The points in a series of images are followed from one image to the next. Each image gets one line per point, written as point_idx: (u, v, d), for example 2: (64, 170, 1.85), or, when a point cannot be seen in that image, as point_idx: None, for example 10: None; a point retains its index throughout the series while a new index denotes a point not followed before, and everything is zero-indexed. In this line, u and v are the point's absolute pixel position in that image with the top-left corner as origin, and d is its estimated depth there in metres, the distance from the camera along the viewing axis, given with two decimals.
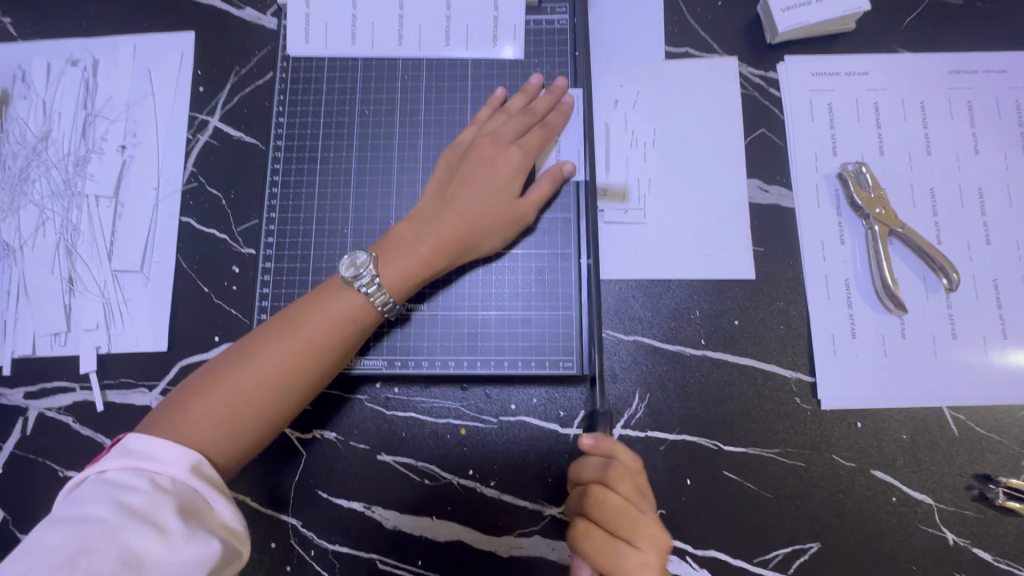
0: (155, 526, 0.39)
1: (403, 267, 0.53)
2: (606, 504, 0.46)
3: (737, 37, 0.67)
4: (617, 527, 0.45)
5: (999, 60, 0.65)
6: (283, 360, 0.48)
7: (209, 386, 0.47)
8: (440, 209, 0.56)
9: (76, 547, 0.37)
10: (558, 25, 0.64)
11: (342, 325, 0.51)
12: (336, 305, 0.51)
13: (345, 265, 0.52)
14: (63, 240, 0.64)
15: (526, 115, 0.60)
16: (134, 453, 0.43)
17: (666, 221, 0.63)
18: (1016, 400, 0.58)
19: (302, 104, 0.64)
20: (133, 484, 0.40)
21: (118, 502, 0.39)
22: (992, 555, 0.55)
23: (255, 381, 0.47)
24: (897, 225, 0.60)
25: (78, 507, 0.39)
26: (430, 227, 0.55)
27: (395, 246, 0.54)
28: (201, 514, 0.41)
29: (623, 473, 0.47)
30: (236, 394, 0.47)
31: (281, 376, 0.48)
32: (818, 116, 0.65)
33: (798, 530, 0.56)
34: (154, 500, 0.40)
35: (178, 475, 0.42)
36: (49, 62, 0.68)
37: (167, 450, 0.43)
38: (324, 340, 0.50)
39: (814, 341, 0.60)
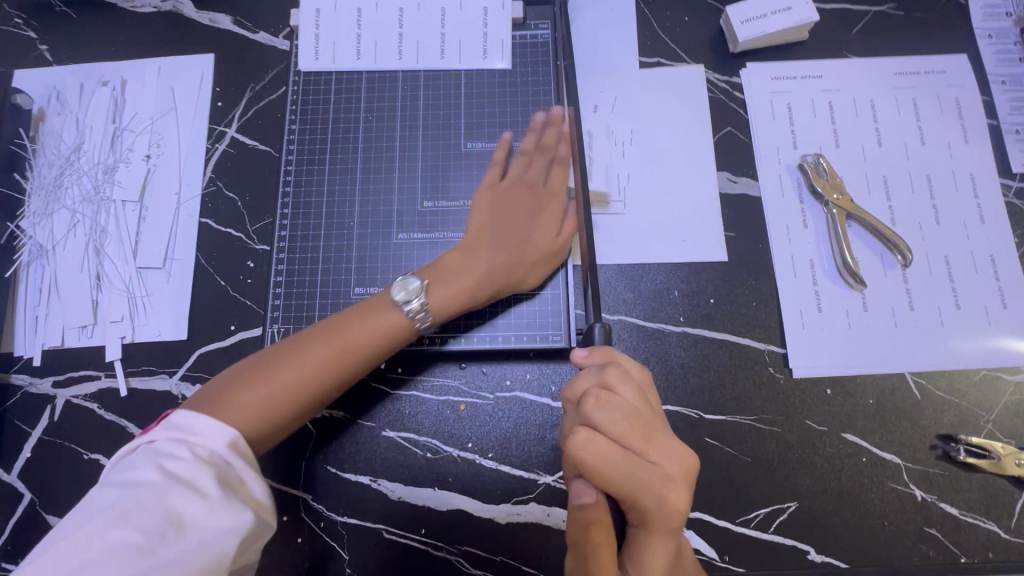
0: (197, 490, 0.42)
1: (450, 295, 0.58)
2: (611, 406, 0.45)
3: (703, 47, 0.74)
4: (624, 433, 0.44)
5: (939, 62, 0.73)
6: (326, 362, 0.53)
7: (255, 381, 0.51)
8: (486, 245, 0.61)
9: (128, 506, 0.41)
10: (541, 39, 0.72)
11: (382, 339, 0.56)
12: (381, 318, 0.56)
13: (397, 287, 0.57)
14: (92, 240, 0.70)
15: (542, 154, 0.65)
16: (178, 426, 0.46)
17: (644, 211, 0.69)
18: (972, 365, 0.63)
19: (311, 114, 0.71)
20: (174, 453, 0.44)
21: (163, 467, 0.43)
22: (958, 509, 0.59)
23: (302, 379, 0.52)
24: (853, 208, 0.66)
25: (127, 471, 0.43)
26: (476, 260, 0.60)
27: (445, 275, 0.59)
28: (236, 486, 0.45)
29: (625, 376, 0.47)
30: (283, 389, 0.51)
31: (327, 377, 0.53)
32: (778, 114, 0.72)
33: (776, 491, 0.60)
34: (196, 468, 0.43)
35: (216, 449, 0.46)
36: (82, 82, 0.75)
37: (211, 430, 0.46)
38: (365, 352, 0.55)
39: (784, 316, 0.65)
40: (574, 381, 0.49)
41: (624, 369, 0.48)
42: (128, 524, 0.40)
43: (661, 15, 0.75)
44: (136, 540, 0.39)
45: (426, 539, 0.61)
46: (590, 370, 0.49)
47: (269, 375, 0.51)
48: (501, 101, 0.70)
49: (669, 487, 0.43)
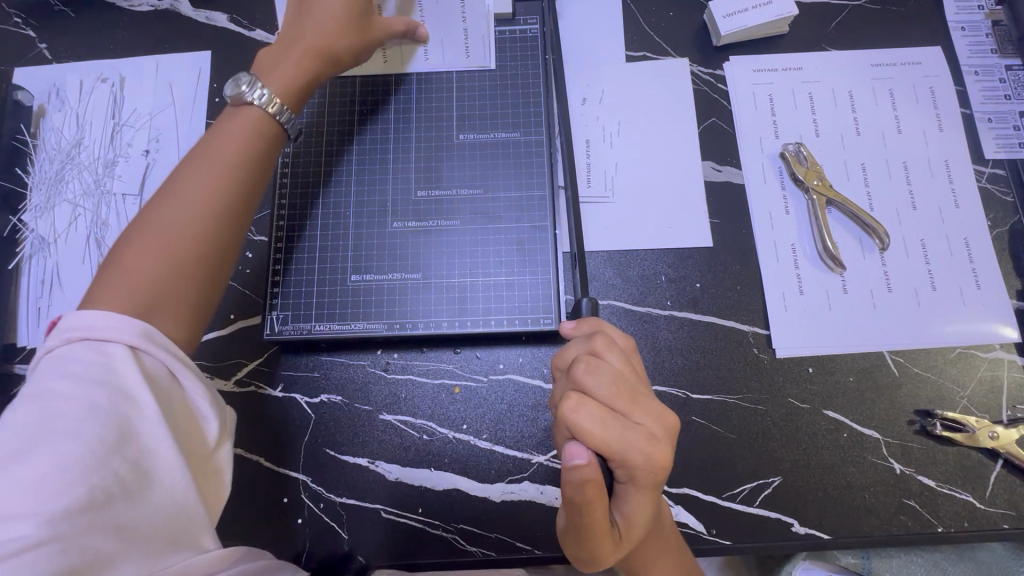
0: (121, 395, 0.41)
1: (288, 71, 0.57)
2: (602, 371, 0.47)
3: (687, 41, 0.77)
4: (614, 396, 0.46)
5: (914, 54, 0.76)
6: (206, 189, 0.50)
7: (130, 242, 0.47)
8: (314, 28, 0.59)
9: (49, 416, 0.39)
10: (529, 34, 0.74)
11: (251, 129, 0.54)
12: (237, 121, 0.54)
13: (231, 87, 0.55)
14: (92, 233, 0.71)
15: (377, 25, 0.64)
16: (71, 326, 0.43)
17: (631, 200, 0.71)
18: (948, 343, 0.65)
19: (307, 107, 0.73)
20: (99, 366, 0.42)
21: (76, 376, 0.41)
22: (935, 482, 0.61)
23: (176, 224, 0.48)
24: (832, 194, 0.69)
25: (35, 386, 0.41)
26: (301, 38, 0.58)
27: (274, 61, 0.58)
28: (163, 386, 0.44)
29: (612, 343, 0.50)
30: (159, 242, 0.47)
31: (213, 193, 0.50)
32: (760, 105, 0.74)
33: (760, 467, 0.62)
34: (115, 369, 0.42)
35: (127, 338, 0.43)
36: (81, 79, 0.77)
37: (117, 323, 0.43)
38: (245, 138, 0.54)
39: (767, 298, 0.67)
40: (565, 352, 0.51)
41: (611, 338, 0.51)
42: (55, 436, 0.39)
43: (647, 11, 0.78)
44: (68, 446, 0.38)
45: (423, 518, 0.62)
46: (579, 340, 0.52)
47: (143, 233, 0.47)
48: (492, 94, 0.72)
49: (655, 446, 0.45)
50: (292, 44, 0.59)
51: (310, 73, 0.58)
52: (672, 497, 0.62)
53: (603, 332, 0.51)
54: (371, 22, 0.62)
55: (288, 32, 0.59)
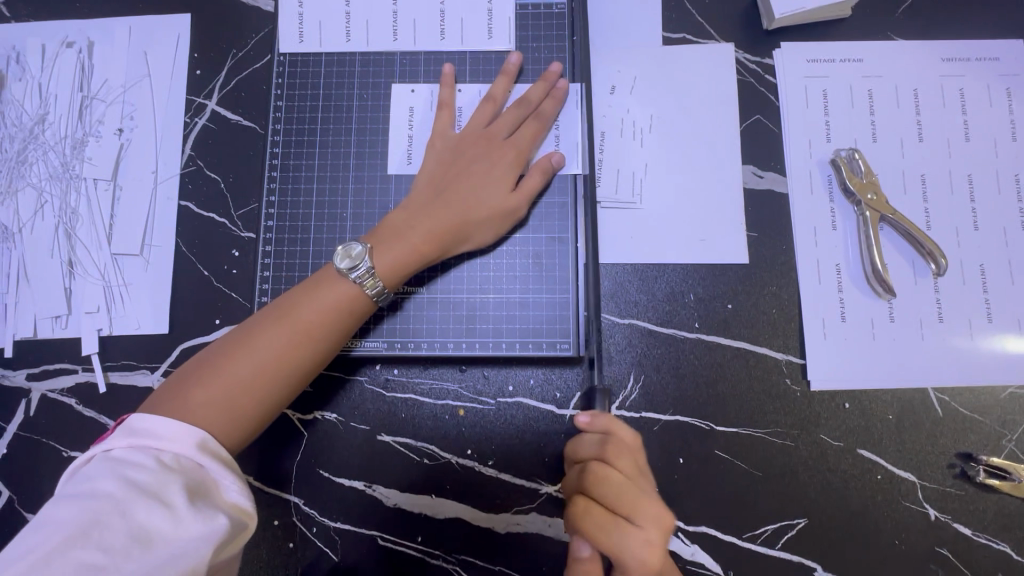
0: (164, 502, 0.40)
1: (401, 255, 0.54)
2: (608, 479, 0.45)
3: (734, 22, 0.67)
4: (616, 503, 0.44)
5: (992, 48, 0.66)
6: (285, 342, 0.50)
7: (206, 374, 0.48)
8: (446, 205, 0.56)
9: (84, 522, 0.38)
10: (555, 9, 0.64)
11: (334, 317, 0.51)
12: (327, 290, 0.52)
13: (340, 256, 0.53)
14: (62, 223, 0.64)
15: (520, 106, 0.60)
16: (137, 432, 0.44)
17: (661, 207, 0.64)
18: (999, 382, 0.60)
19: (300, 88, 0.64)
20: (138, 463, 0.41)
21: (126, 478, 0.40)
22: (971, 530, 0.57)
23: (252, 370, 0.48)
24: (887, 210, 0.61)
25: (85, 484, 0.40)
26: (424, 217, 0.55)
27: (388, 236, 0.54)
28: (207, 492, 0.42)
29: (622, 447, 0.47)
30: (233, 382, 0.48)
31: (288, 353, 0.50)
32: (812, 103, 0.65)
33: (785, 508, 0.58)
34: (163, 477, 0.41)
35: (184, 449, 0.44)
36: (43, 43, 0.68)
37: (174, 434, 0.44)
38: (318, 339, 0.51)
39: (805, 324, 0.61)
40: (576, 447, 0.49)
41: (621, 440, 0.47)
42: (89, 543, 0.37)
43: None
44: (98, 559, 0.37)
45: (422, 547, 0.59)
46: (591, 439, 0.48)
47: (221, 368, 0.48)
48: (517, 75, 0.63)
49: (659, 558, 0.42)
50: (408, 228, 0.55)
51: (424, 258, 0.55)
52: (689, 536, 0.58)
53: (614, 433, 0.47)
54: (471, 138, 0.59)
55: (416, 204, 0.56)
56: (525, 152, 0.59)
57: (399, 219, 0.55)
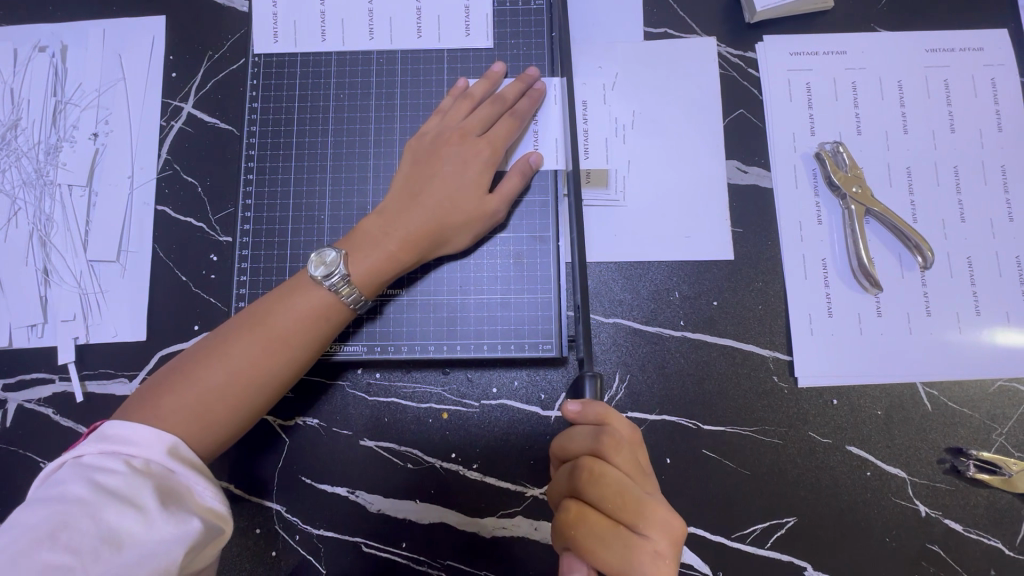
0: (134, 505, 0.39)
1: (379, 260, 0.53)
2: (603, 479, 0.43)
3: (716, 16, 0.66)
4: (617, 507, 0.42)
5: (976, 38, 0.66)
6: (264, 347, 0.49)
7: (181, 380, 0.47)
8: (422, 208, 0.55)
9: (52, 524, 0.37)
10: (534, 5, 0.63)
11: (312, 322, 0.51)
12: (307, 294, 0.51)
13: (315, 262, 0.52)
14: (36, 230, 0.63)
15: (495, 103, 0.59)
16: (107, 438, 0.43)
17: (645, 204, 0.63)
18: (988, 374, 0.59)
19: (276, 89, 0.63)
20: (108, 465, 0.40)
21: (95, 481, 0.39)
22: (962, 526, 0.56)
23: (226, 375, 0.47)
24: (873, 204, 0.60)
25: (54, 487, 0.39)
26: (400, 222, 0.54)
27: (365, 241, 0.54)
28: (180, 496, 0.41)
29: (619, 444, 0.44)
30: (209, 388, 0.47)
31: (263, 358, 0.49)
32: (796, 96, 0.65)
33: (774, 507, 0.57)
34: (134, 481, 0.40)
35: (154, 453, 0.43)
36: (15, 48, 0.67)
37: (144, 439, 0.43)
38: (295, 344, 0.50)
39: (791, 321, 0.60)
40: (567, 443, 0.46)
41: (617, 434, 0.45)
42: (56, 546, 0.36)
43: None
44: (66, 562, 0.36)
45: (408, 553, 0.58)
46: (585, 430, 0.46)
47: (198, 374, 0.47)
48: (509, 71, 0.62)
49: (661, 565, 0.40)
50: (385, 233, 0.54)
51: (401, 264, 0.54)
52: None
53: (610, 426, 0.45)
54: (444, 139, 0.58)
55: (393, 208, 0.55)
56: (502, 150, 0.58)
57: (377, 225, 0.54)
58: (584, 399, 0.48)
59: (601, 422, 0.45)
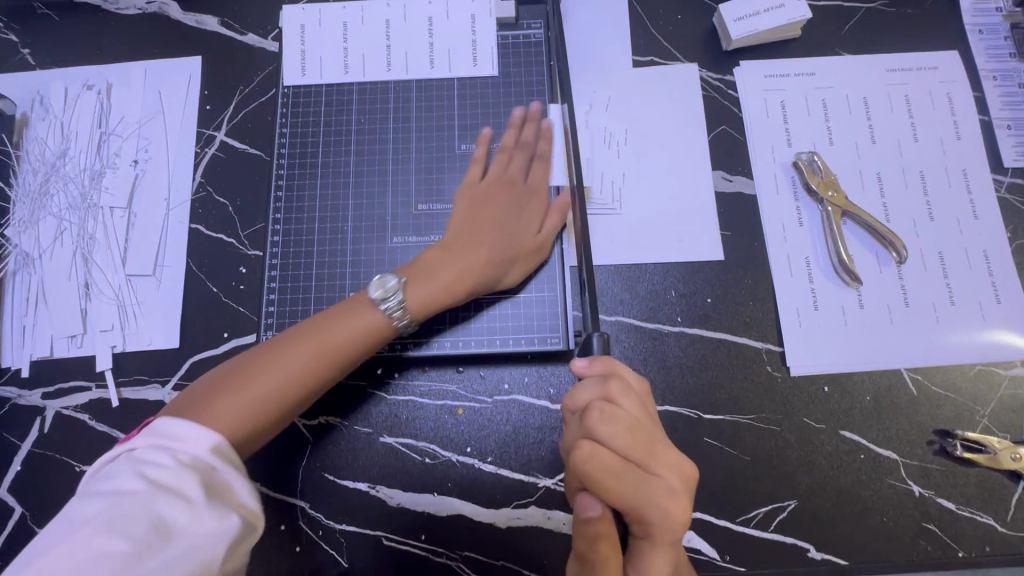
0: (181, 499, 0.42)
1: (432, 291, 0.57)
2: (614, 419, 0.45)
3: (696, 45, 0.74)
4: (630, 447, 0.45)
5: (931, 59, 0.73)
6: (317, 358, 0.53)
7: (239, 383, 0.50)
8: (467, 242, 0.60)
9: (110, 513, 0.40)
10: (533, 39, 0.71)
11: (361, 338, 0.55)
12: (361, 312, 0.55)
13: (374, 285, 0.57)
14: (79, 248, 0.69)
15: (526, 150, 0.65)
16: (160, 432, 0.45)
17: (641, 212, 0.69)
18: (967, 360, 0.63)
19: (303, 117, 0.70)
20: (157, 460, 0.43)
21: (145, 475, 0.42)
22: (955, 504, 0.59)
23: (279, 382, 0.51)
24: (848, 205, 0.66)
25: (109, 480, 0.42)
26: (453, 256, 0.59)
27: (420, 272, 0.58)
28: (222, 493, 0.44)
29: (628, 389, 0.47)
30: (264, 392, 0.51)
31: (314, 368, 0.53)
32: (772, 112, 0.72)
33: (776, 490, 0.60)
34: (180, 474, 0.43)
35: (200, 449, 0.45)
36: (66, 87, 0.74)
37: (195, 437, 0.46)
38: (344, 355, 0.54)
39: (781, 315, 0.65)
40: (574, 393, 0.49)
41: (626, 381, 0.48)
42: (112, 534, 0.39)
43: (654, 13, 0.75)
44: (121, 549, 0.39)
45: (426, 545, 0.60)
46: (591, 380, 0.49)
47: (253, 377, 0.51)
48: (512, 96, 0.70)
49: (674, 498, 0.44)
50: (442, 269, 0.59)
51: (457, 296, 0.59)
52: None
53: (616, 373, 0.48)
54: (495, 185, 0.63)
55: (449, 246, 0.60)
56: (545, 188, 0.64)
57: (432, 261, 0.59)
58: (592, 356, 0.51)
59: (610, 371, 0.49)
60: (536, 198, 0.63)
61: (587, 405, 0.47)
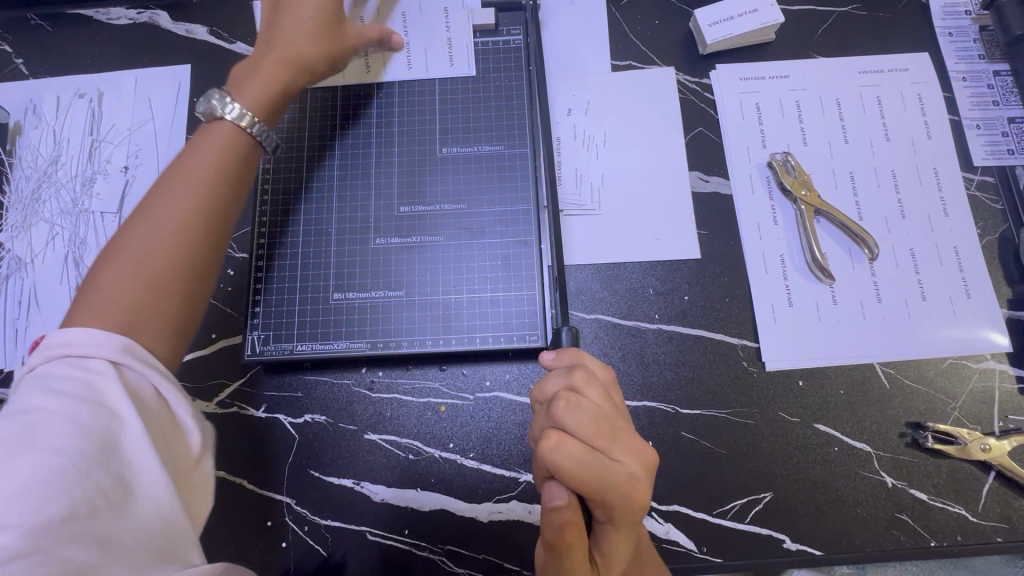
0: (101, 406, 0.40)
1: (262, 84, 0.58)
2: (579, 409, 0.46)
3: (673, 49, 0.76)
4: (594, 435, 0.46)
5: (902, 61, 0.75)
6: (201, 234, 0.49)
7: (117, 269, 0.46)
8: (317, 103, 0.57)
9: (35, 433, 0.38)
10: (513, 44, 0.73)
11: (224, 182, 0.52)
12: (214, 188, 0.51)
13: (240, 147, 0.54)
14: (71, 253, 0.70)
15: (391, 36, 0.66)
16: (57, 347, 0.43)
17: (619, 212, 0.70)
18: (938, 353, 0.64)
19: (287, 121, 0.71)
20: (69, 374, 0.41)
21: (60, 390, 0.40)
22: (926, 495, 0.61)
23: (166, 269, 0.47)
24: (821, 204, 0.68)
25: (20, 402, 0.40)
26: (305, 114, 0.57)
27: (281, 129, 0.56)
28: (147, 401, 0.43)
29: (591, 378, 0.48)
30: (148, 273, 0.46)
31: (202, 252, 0.49)
32: (747, 114, 0.73)
33: (751, 483, 0.62)
34: (100, 379, 0.41)
35: (109, 355, 0.43)
36: (58, 96, 0.76)
37: (98, 341, 0.43)
38: (223, 179, 0.52)
39: (757, 311, 0.67)
40: (543, 385, 0.50)
41: (591, 371, 0.49)
42: (37, 450, 0.38)
43: (632, 20, 0.77)
44: (55, 460, 0.38)
45: (410, 539, 0.61)
46: (559, 372, 0.50)
47: (153, 276, 0.46)
48: (492, 101, 0.71)
49: (636, 485, 0.45)
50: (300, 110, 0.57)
51: (302, 137, 0.55)
52: (662, 514, 0.61)
53: (584, 365, 0.50)
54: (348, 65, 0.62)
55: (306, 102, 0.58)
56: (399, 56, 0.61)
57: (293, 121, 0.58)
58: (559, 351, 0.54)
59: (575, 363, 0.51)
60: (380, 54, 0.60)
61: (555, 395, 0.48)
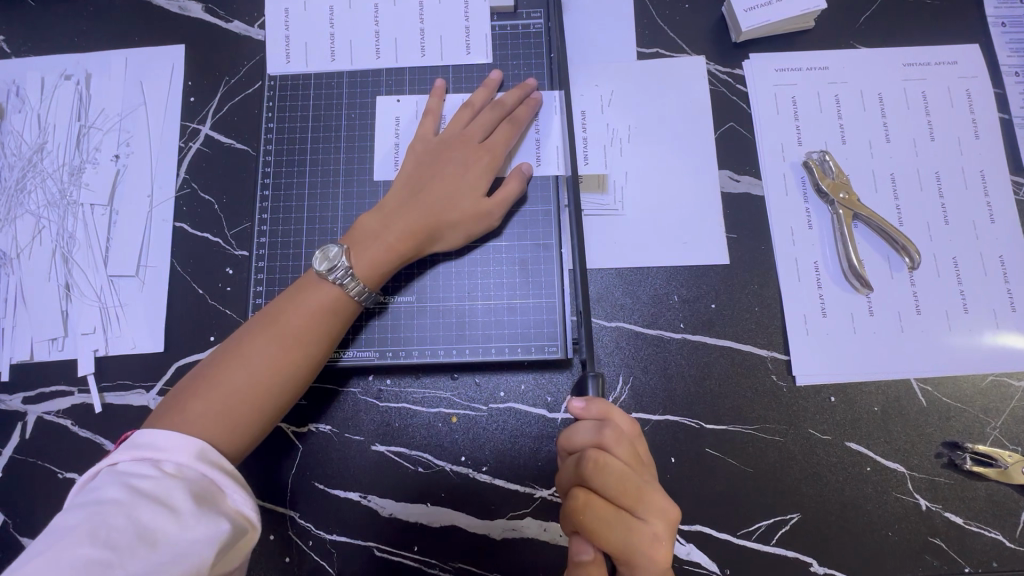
0: (165, 504, 0.40)
1: (378, 254, 0.56)
2: (606, 469, 0.44)
3: (704, 37, 0.70)
4: (620, 495, 0.44)
5: (950, 53, 0.70)
6: (280, 349, 0.51)
7: (207, 385, 0.49)
8: (409, 203, 0.58)
9: (98, 525, 0.38)
10: (533, 28, 0.68)
11: (319, 316, 0.53)
12: (310, 298, 0.53)
13: (318, 258, 0.54)
14: (59, 247, 0.66)
15: (494, 110, 0.62)
16: (138, 444, 0.44)
17: (643, 213, 0.66)
18: (979, 370, 0.61)
19: (290, 111, 0.67)
20: (141, 470, 0.42)
21: (130, 484, 0.41)
22: (963, 518, 0.58)
23: (248, 380, 0.49)
24: (860, 208, 0.63)
25: (91, 492, 0.41)
26: (398, 216, 0.58)
27: (364, 239, 0.56)
28: (214, 499, 0.43)
29: (620, 437, 0.45)
30: (230, 391, 0.49)
31: (284, 363, 0.51)
32: (782, 109, 0.68)
33: (778, 503, 0.59)
34: (170, 484, 0.42)
35: (183, 459, 0.44)
36: (43, 77, 0.70)
37: (176, 444, 0.44)
38: (319, 312, 0.53)
39: (788, 321, 0.63)
40: (570, 438, 0.47)
41: (619, 428, 0.46)
42: (96, 542, 0.38)
43: (660, 3, 0.71)
44: (102, 556, 0.37)
45: (420, 556, 0.59)
46: (586, 426, 0.47)
47: (229, 390, 0.48)
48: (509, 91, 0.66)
49: (661, 547, 0.43)
50: (395, 219, 0.58)
51: (399, 258, 0.57)
52: (683, 534, 0.58)
53: (612, 420, 0.46)
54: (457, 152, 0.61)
55: (390, 203, 0.59)
56: (500, 155, 0.61)
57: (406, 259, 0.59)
58: (588, 396, 0.49)
59: (604, 418, 0.47)
60: (482, 161, 0.60)
61: (581, 451, 0.46)
